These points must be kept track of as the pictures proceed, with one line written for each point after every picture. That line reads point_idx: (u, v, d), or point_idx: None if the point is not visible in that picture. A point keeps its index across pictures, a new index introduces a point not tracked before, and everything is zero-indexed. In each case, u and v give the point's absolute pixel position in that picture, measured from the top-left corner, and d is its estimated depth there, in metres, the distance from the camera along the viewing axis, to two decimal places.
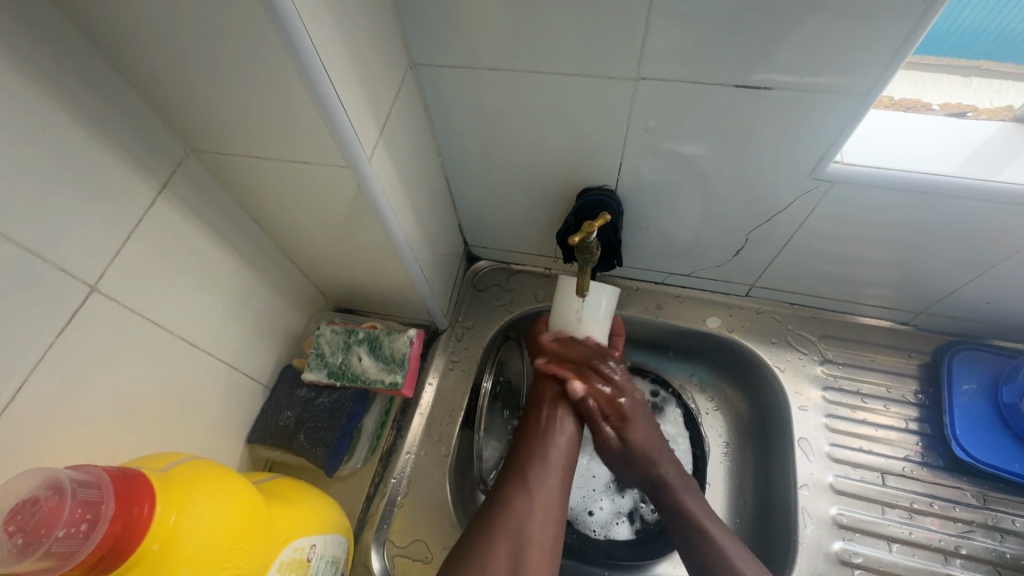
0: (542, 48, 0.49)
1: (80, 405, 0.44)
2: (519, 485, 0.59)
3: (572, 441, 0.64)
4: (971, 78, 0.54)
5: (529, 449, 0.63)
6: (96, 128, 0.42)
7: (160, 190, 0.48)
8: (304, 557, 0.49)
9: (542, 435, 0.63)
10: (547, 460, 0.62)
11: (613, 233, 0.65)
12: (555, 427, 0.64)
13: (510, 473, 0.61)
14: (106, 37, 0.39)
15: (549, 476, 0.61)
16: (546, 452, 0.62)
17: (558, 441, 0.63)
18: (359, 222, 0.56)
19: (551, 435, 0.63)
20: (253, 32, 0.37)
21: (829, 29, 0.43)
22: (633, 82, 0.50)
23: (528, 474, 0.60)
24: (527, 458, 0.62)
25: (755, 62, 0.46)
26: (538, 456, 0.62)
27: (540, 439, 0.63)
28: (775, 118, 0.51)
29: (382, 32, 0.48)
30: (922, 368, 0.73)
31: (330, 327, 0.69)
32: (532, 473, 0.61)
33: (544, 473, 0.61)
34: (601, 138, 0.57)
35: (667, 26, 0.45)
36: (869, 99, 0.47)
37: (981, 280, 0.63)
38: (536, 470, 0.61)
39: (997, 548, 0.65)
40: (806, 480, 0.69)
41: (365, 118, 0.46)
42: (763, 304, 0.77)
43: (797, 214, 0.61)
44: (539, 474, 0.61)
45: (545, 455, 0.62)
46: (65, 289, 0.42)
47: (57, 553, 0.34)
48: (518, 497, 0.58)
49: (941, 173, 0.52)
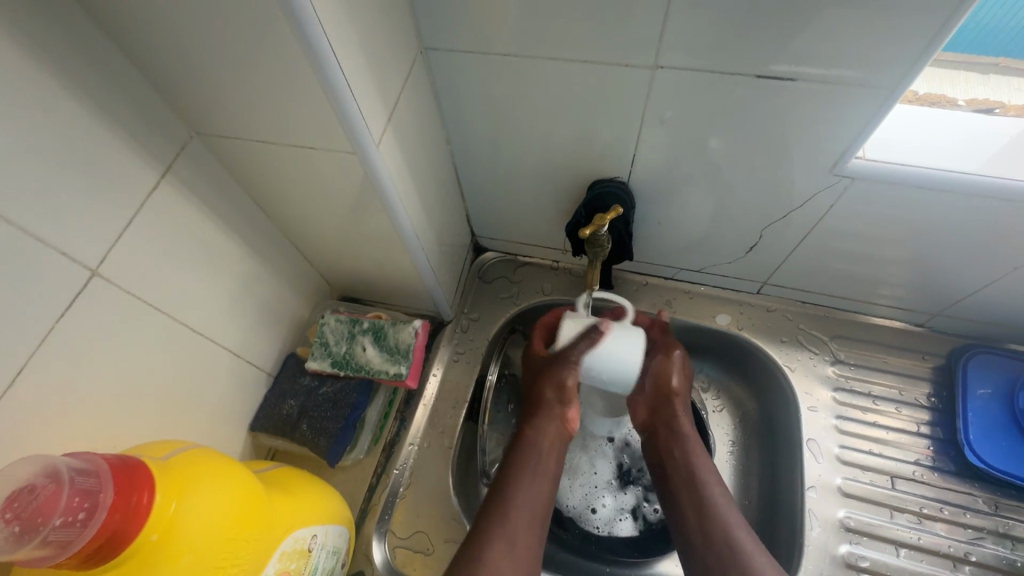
0: (557, 34, 0.48)
1: (81, 391, 0.44)
2: (501, 528, 0.56)
3: (550, 488, 0.62)
4: (988, 75, 0.51)
5: (508, 488, 0.60)
6: (98, 108, 0.41)
7: (163, 173, 0.47)
8: (305, 547, 0.49)
9: (523, 479, 0.61)
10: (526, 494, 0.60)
11: (624, 226, 0.63)
12: (535, 472, 0.62)
13: (491, 508, 0.58)
14: (107, 14, 0.38)
15: (527, 519, 0.58)
16: (527, 494, 0.59)
17: (536, 480, 0.61)
18: (365, 210, 0.55)
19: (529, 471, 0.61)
20: (257, 12, 0.35)
21: (858, 20, 0.41)
22: (650, 71, 0.49)
23: (510, 510, 0.58)
24: (507, 497, 0.59)
25: (778, 52, 0.45)
26: (519, 499, 0.59)
27: (520, 482, 0.60)
28: (795, 111, 0.49)
29: (392, 14, 0.46)
30: (936, 370, 0.72)
31: (335, 316, 0.68)
32: (513, 516, 0.57)
33: (524, 517, 0.58)
34: (615, 129, 0.56)
35: (688, 13, 0.43)
36: (895, 93, 0.45)
37: (1001, 282, 0.61)
38: (517, 511, 0.58)
39: (1007, 556, 0.63)
40: (814, 482, 0.68)
41: (373, 103, 0.45)
42: (774, 302, 0.76)
43: (814, 211, 0.59)
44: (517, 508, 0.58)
45: (526, 497, 0.59)
46: (67, 273, 0.41)
47: (55, 542, 0.33)
48: (499, 542, 0.55)
49: (966, 171, 0.51)
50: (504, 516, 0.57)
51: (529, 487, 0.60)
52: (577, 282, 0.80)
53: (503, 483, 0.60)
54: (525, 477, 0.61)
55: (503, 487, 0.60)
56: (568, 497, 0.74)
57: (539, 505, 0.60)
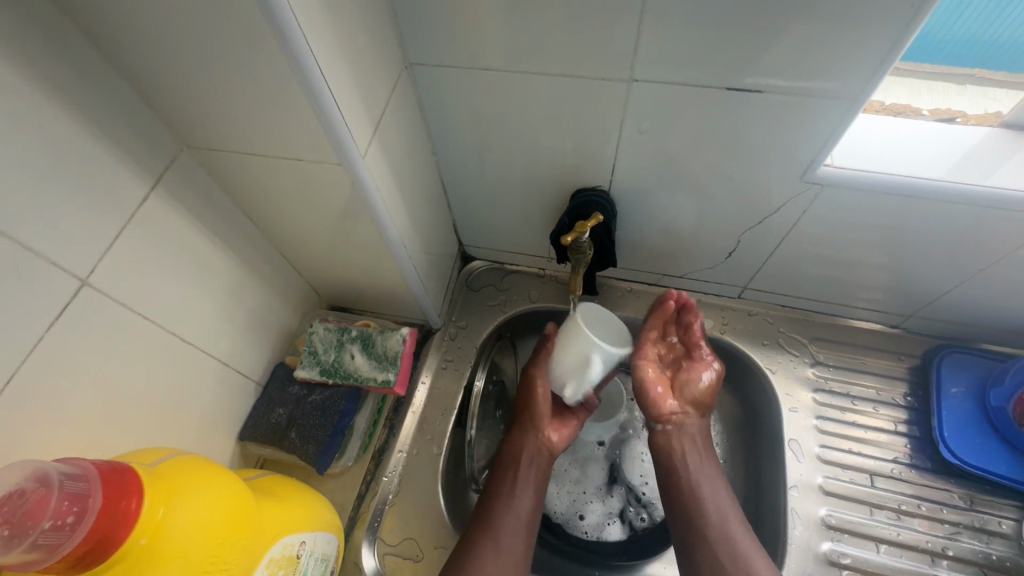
0: (537, 49, 0.50)
1: (70, 400, 0.44)
2: (490, 550, 0.60)
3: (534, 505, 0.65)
4: (965, 85, 0.55)
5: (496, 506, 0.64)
6: (89, 122, 0.42)
7: (153, 185, 0.48)
8: (293, 554, 0.49)
9: (511, 498, 0.64)
10: (515, 518, 0.63)
11: (607, 233, 0.65)
12: (523, 487, 0.66)
13: (482, 525, 0.62)
14: (99, 31, 0.39)
15: (516, 537, 0.62)
16: (515, 517, 0.63)
17: (525, 503, 0.65)
18: (353, 220, 0.56)
19: (518, 494, 0.65)
20: (246, 29, 0.37)
21: (818, 34, 0.43)
22: (626, 84, 0.51)
23: (498, 529, 0.61)
24: (496, 521, 0.62)
25: (746, 65, 0.47)
26: (509, 522, 0.62)
27: (510, 500, 0.64)
28: (766, 121, 0.51)
29: (378, 30, 0.48)
30: (912, 370, 0.74)
31: (323, 325, 0.69)
32: (503, 535, 0.61)
33: (513, 538, 0.62)
34: (595, 140, 0.58)
35: (660, 28, 0.45)
36: (858, 103, 0.47)
37: (970, 284, 0.63)
38: (506, 529, 0.62)
39: (984, 550, 0.65)
40: (796, 481, 0.69)
41: (359, 116, 0.47)
42: (755, 306, 0.78)
43: (788, 216, 0.61)
44: (507, 530, 0.62)
45: (513, 518, 0.63)
46: (57, 282, 0.42)
47: (43, 546, 0.34)
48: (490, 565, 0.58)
49: (930, 177, 0.53)
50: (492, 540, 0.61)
51: (519, 507, 0.64)
52: (564, 290, 0.82)
53: (490, 505, 0.64)
54: (510, 497, 0.64)
55: (493, 510, 0.63)
56: (556, 504, 0.75)
57: (528, 521, 0.64)
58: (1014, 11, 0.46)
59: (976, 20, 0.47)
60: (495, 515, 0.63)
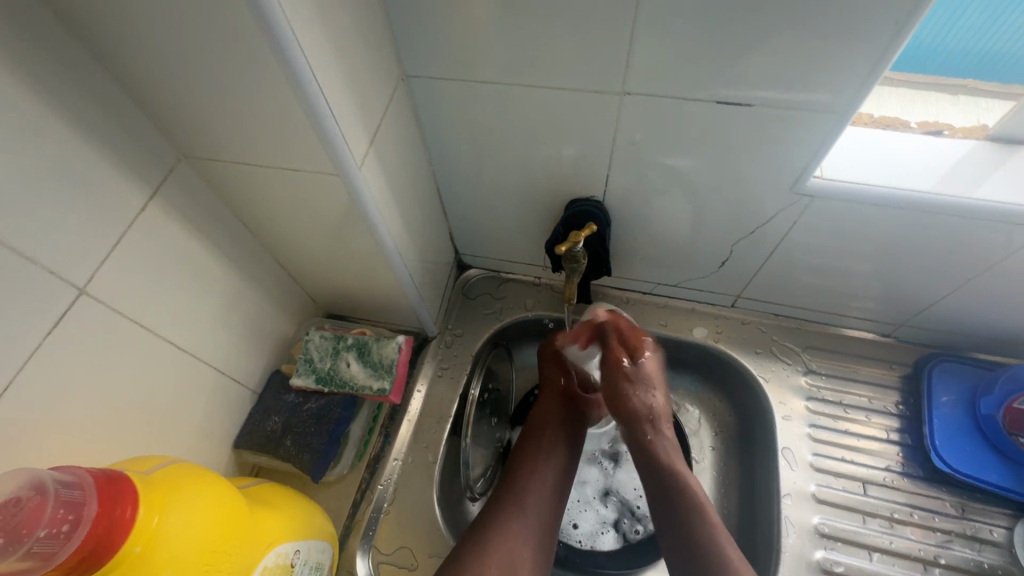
0: (531, 62, 0.50)
1: (65, 409, 0.44)
2: (516, 509, 0.60)
3: (562, 478, 0.66)
4: (958, 95, 0.56)
5: (522, 471, 0.65)
6: (87, 132, 0.42)
7: (151, 195, 0.49)
8: (287, 563, 0.49)
9: (538, 465, 0.65)
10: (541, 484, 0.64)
11: (600, 243, 0.66)
12: (549, 459, 0.66)
13: (505, 490, 0.63)
14: (100, 43, 0.40)
15: (541, 504, 0.62)
16: (541, 481, 0.64)
17: (550, 472, 0.65)
18: (349, 229, 0.56)
19: (544, 463, 0.66)
20: (245, 42, 0.38)
21: (804, 50, 0.44)
22: (619, 97, 0.52)
23: (522, 490, 0.63)
24: (523, 482, 0.63)
25: (735, 80, 0.48)
26: (535, 493, 0.63)
27: (535, 467, 0.65)
28: (756, 134, 0.52)
29: (374, 43, 0.49)
30: (904, 379, 0.75)
31: (319, 333, 0.69)
32: (529, 499, 0.62)
33: (540, 498, 0.63)
34: (589, 151, 0.59)
35: (651, 43, 0.46)
36: (844, 117, 0.48)
37: (959, 293, 0.64)
38: (533, 491, 0.63)
39: (975, 558, 0.65)
40: (789, 489, 0.69)
41: (356, 127, 0.48)
42: (749, 315, 0.79)
43: (779, 227, 0.62)
44: (534, 492, 0.63)
45: (541, 484, 0.64)
46: (54, 291, 0.42)
47: (38, 554, 0.34)
48: (515, 522, 0.59)
49: (917, 189, 0.54)
50: (519, 500, 0.61)
51: (545, 472, 0.65)
52: (559, 298, 0.82)
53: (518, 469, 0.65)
54: (539, 460, 0.66)
55: (519, 476, 0.64)
56: None
57: (553, 493, 0.64)
58: (1006, 23, 0.47)
59: (965, 29, 0.48)
60: (521, 478, 0.64)
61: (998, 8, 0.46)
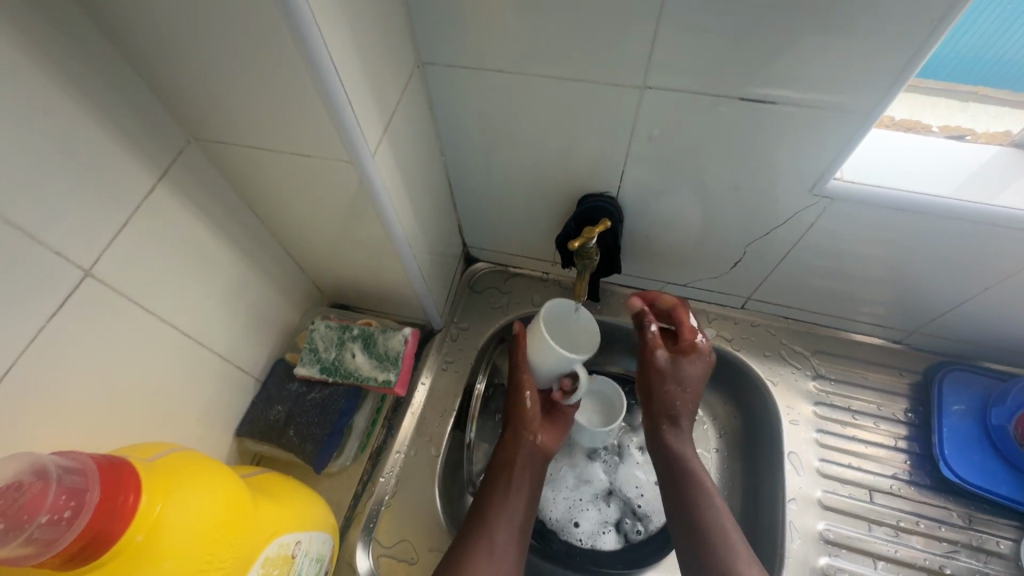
0: (551, 52, 0.49)
1: (67, 391, 0.43)
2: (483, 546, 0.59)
3: (527, 510, 0.64)
4: (968, 102, 0.55)
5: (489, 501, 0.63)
6: (96, 109, 0.41)
7: (160, 176, 0.48)
8: (289, 553, 0.49)
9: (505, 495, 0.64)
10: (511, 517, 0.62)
11: (613, 239, 0.65)
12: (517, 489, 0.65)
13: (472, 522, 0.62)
14: (110, 18, 0.39)
15: (509, 539, 0.61)
16: (509, 515, 0.62)
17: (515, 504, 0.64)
18: (359, 217, 0.55)
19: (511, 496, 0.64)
20: (262, 23, 0.36)
21: (834, 48, 0.43)
22: (639, 90, 0.51)
23: (490, 524, 0.61)
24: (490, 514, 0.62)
25: (760, 77, 0.47)
26: (503, 523, 0.62)
27: (503, 501, 0.63)
28: (777, 133, 0.51)
29: (391, 28, 0.47)
30: (913, 387, 0.74)
31: (325, 322, 0.69)
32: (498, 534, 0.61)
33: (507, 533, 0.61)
34: (605, 145, 0.57)
35: (676, 37, 0.45)
36: (870, 119, 0.47)
37: (973, 302, 0.64)
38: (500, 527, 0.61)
39: (981, 569, 0.65)
40: (795, 494, 0.69)
41: (370, 112, 0.46)
42: (758, 317, 0.78)
43: (795, 228, 0.61)
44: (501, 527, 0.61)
45: (507, 520, 0.62)
46: (59, 272, 0.41)
47: (39, 540, 0.33)
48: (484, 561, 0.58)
49: (939, 194, 0.53)
50: (489, 534, 0.60)
51: (512, 506, 0.63)
52: (566, 294, 0.82)
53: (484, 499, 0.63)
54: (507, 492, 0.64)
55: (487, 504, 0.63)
56: (550, 509, 0.74)
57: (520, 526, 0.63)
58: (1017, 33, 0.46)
59: (981, 34, 0.47)
60: (488, 510, 0.62)
61: (1011, 17, 0.45)
